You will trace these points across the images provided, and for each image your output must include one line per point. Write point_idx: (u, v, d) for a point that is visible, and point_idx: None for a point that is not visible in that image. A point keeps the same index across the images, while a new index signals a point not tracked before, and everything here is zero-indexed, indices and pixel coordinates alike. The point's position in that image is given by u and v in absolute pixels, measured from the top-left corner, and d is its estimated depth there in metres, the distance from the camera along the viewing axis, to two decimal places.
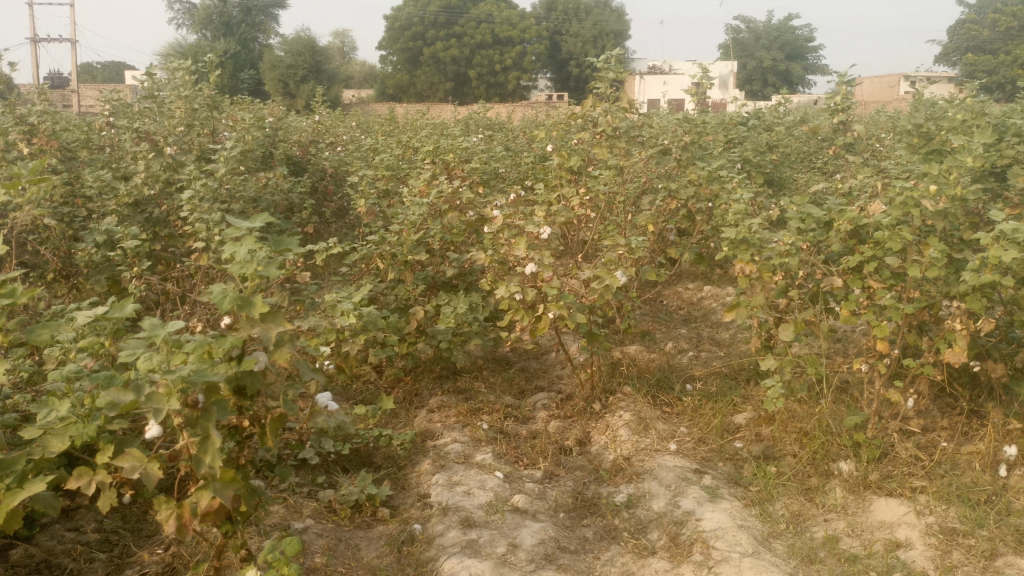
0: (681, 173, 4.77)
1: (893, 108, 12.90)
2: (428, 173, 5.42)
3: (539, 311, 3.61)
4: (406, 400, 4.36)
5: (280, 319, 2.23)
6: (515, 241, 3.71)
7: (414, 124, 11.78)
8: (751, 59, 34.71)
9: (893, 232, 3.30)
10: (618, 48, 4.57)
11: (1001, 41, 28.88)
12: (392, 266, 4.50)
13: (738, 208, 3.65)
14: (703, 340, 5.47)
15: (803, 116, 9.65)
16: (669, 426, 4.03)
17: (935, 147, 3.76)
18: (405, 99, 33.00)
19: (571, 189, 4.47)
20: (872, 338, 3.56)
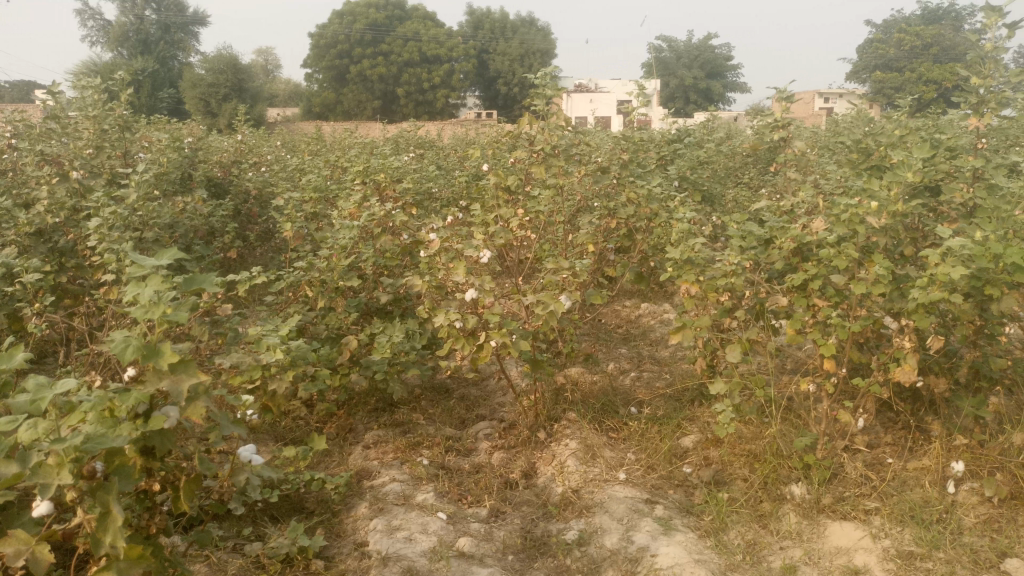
0: (620, 191, 4.68)
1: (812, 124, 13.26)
2: (359, 194, 5.19)
3: (481, 339, 3.41)
4: (340, 436, 4.18)
5: (192, 370, 2.07)
6: (453, 266, 3.53)
7: (342, 143, 11.49)
8: (675, 78, 35.52)
9: (838, 250, 3.25)
10: (553, 64, 4.45)
11: (906, 60, 30.29)
12: (322, 293, 4.25)
13: (681, 228, 3.57)
14: (643, 359, 5.39)
15: (730, 134, 9.79)
16: (616, 453, 3.90)
17: (873, 163, 3.76)
18: (332, 117, 32.50)
19: (509, 209, 4.32)
20: (818, 357, 3.51)
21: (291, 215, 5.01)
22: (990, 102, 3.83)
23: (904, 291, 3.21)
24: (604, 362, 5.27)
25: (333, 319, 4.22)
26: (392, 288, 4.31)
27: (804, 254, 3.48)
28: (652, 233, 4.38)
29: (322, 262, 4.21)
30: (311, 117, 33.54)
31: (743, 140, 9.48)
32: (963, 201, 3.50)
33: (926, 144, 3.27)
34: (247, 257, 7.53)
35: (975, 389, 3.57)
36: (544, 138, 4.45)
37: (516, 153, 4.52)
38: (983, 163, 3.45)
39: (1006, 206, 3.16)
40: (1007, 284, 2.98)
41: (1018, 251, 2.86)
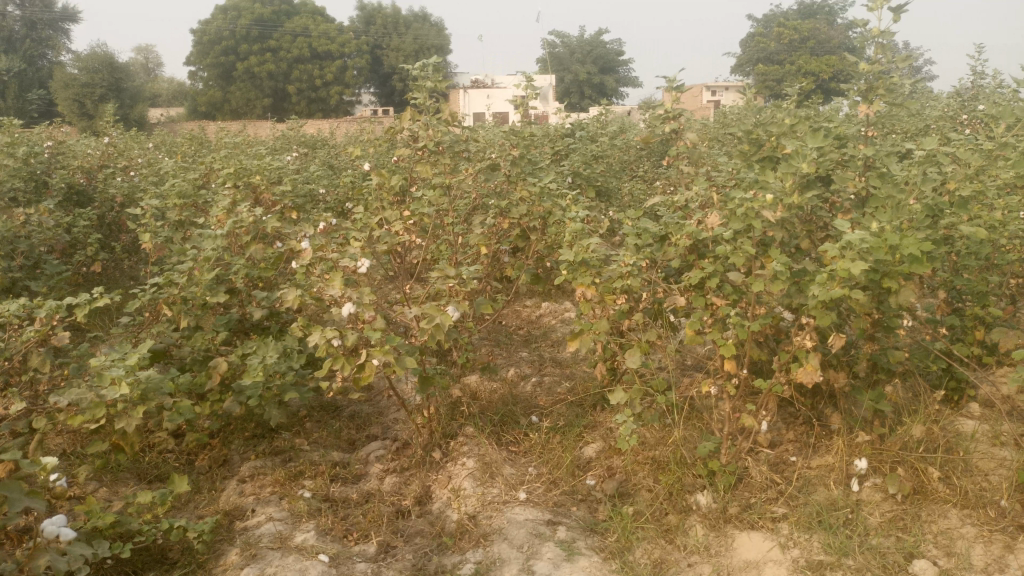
0: (510, 189, 4.43)
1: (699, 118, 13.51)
2: (230, 200, 4.75)
3: (361, 357, 3.07)
4: (212, 470, 3.80)
5: None
6: (328, 277, 3.13)
7: (223, 142, 10.81)
8: (569, 73, 35.82)
9: (735, 246, 3.10)
10: (434, 56, 4.15)
11: (786, 53, 31.51)
12: (185, 312, 3.82)
13: (575, 228, 3.34)
14: (544, 362, 5.18)
15: (624, 127, 9.75)
16: (517, 469, 3.67)
17: (766, 153, 3.65)
18: (218, 116, 31.09)
19: (393, 212, 4.00)
20: (718, 358, 3.36)
21: (152, 225, 4.52)
22: (878, 89, 3.79)
23: (804, 286, 3.09)
24: (504, 368, 5.03)
25: (198, 340, 3.79)
26: (266, 302, 3.91)
27: (701, 250, 3.32)
28: (547, 232, 4.16)
29: (183, 277, 3.77)
30: (196, 116, 32.02)
31: (636, 133, 9.46)
32: (856, 192, 3.43)
33: (820, 134, 3.16)
34: (117, 269, 6.90)
35: (874, 382, 3.52)
36: (427, 135, 4.15)
37: (398, 151, 4.19)
38: (875, 151, 3.37)
39: (899, 196, 3.09)
40: (903, 277, 2.90)
41: (914, 243, 2.78)
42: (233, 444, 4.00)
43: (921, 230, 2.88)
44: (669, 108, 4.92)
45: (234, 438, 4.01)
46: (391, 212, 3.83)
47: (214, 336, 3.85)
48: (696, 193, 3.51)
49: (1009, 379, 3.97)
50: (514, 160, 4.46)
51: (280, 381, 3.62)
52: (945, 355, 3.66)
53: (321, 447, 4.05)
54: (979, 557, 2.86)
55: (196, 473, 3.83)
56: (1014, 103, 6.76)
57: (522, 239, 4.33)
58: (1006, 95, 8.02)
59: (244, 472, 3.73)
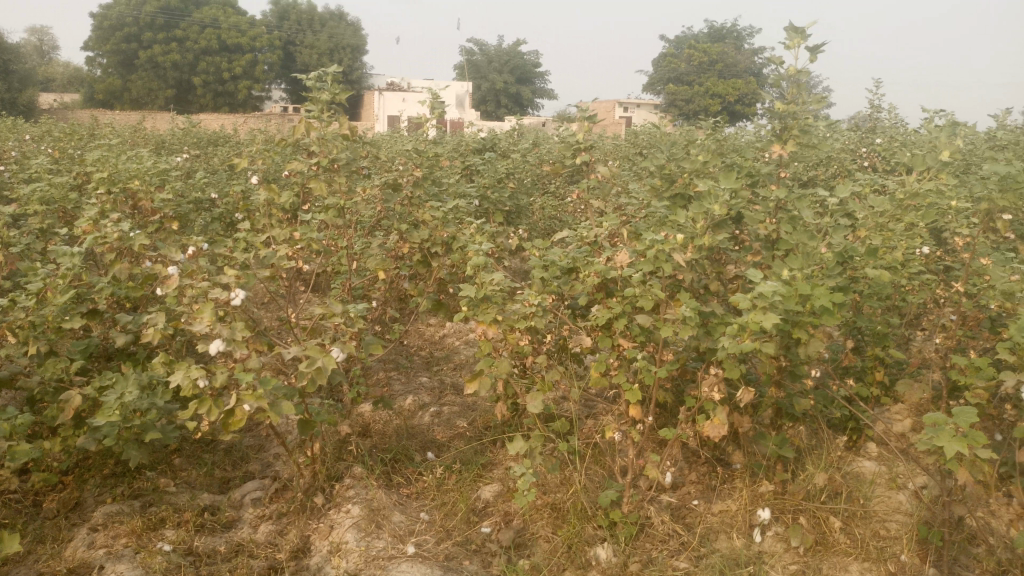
0: (412, 211, 4.15)
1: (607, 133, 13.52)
2: (99, 207, 4.26)
3: (231, 401, 2.73)
4: (60, 517, 3.41)
5: None
6: (197, 310, 2.78)
7: (110, 134, 10.06)
8: (485, 82, 35.73)
9: (643, 287, 2.93)
10: (331, 65, 3.83)
11: (696, 75, 32.31)
12: (33, 337, 3.37)
13: (476, 260, 3.10)
14: (445, 388, 4.92)
15: (536, 142, 9.60)
16: (406, 516, 3.40)
17: (677, 189, 3.51)
18: (117, 105, 29.44)
19: (280, 231, 3.66)
20: (623, 402, 3.19)
21: (5, 233, 4.00)
22: (791, 127, 3.71)
23: (712, 332, 2.95)
24: (401, 395, 4.74)
25: (48, 369, 3.35)
26: (132, 328, 3.50)
27: (609, 288, 3.14)
28: (448, 259, 3.91)
29: (31, 299, 3.32)
30: (92, 105, 30.27)
31: (548, 148, 9.33)
32: (766, 232, 3.32)
33: (732, 174, 3.02)
34: None
35: (779, 427, 3.42)
36: (321, 150, 3.82)
37: (289, 165, 3.85)
38: (786, 193, 3.28)
39: (810, 241, 2.98)
40: (813, 326, 2.79)
41: (824, 293, 2.67)
42: (89, 484, 3.59)
43: (831, 279, 2.79)
44: None
45: (91, 477, 3.61)
46: (278, 233, 3.50)
47: (68, 364, 3.42)
48: (605, 226, 3.33)
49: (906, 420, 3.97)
50: (416, 181, 4.18)
51: (141, 419, 3.23)
52: (848, 398, 3.61)
53: (191, 488, 3.66)
54: None
55: (42, 519, 3.41)
56: (910, 142, 6.95)
57: (423, 265, 4.06)
58: (904, 131, 8.26)
59: (97, 519, 3.33)
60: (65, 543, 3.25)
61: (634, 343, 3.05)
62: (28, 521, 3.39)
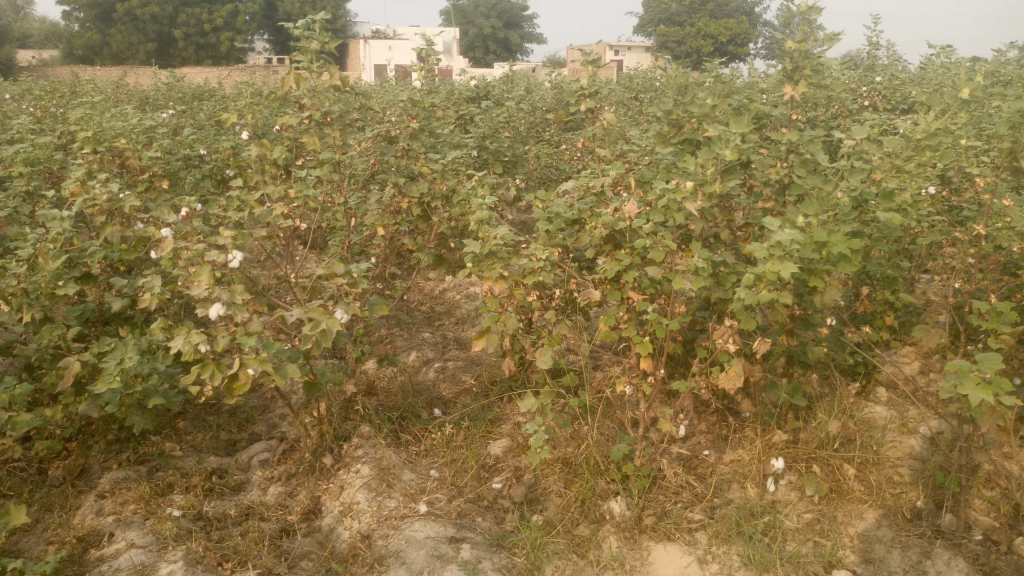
0: (410, 163, 4.03)
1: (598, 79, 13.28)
2: (85, 168, 4.12)
3: (234, 366, 2.66)
4: (67, 484, 3.39)
5: None
6: (194, 273, 2.68)
7: (91, 91, 9.79)
8: (473, 28, 34.96)
9: (653, 238, 2.84)
10: (321, 13, 3.66)
11: (687, 16, 31.66)
12: (26, 305, 3.28)
13: (480, 214, 3.00)
14: (448, 343, 4.87)
15: (529, 89, 9.38)
16: (416, 474, 3.38)
17: (685, 134, 3.40)
18: (97, 61, 28.76)
19: (275, 188, 3.54)
20: (633, 355, 3.13)
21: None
22: (802, 67, 3.59)
23: (725, 282, 2.88)
24: (404, 352, 4.68)
25: (45, 337, 3.28)
26: (128, 293, 3.41)
27: (617, 240, 3.05)
28: (449, 213, 3.80)
29: (21, 266, 3.22)
30: (71, 61, 29.60)
31: (541, 95, 9.12)
32: (778, 177, 3.22)
33: (745, 118, 2.91)
34: None
35: (790, 375, 3.38)
36: (313, 103, 3.67)
37: (281, 120, 3.71)
38: (798, 136, 3.18)
39: (825, 185, 2.89)
40: (828, 274, 2.72)
41: (841, 240, 2.59)
42: (93, 450, 3.55)
43: (848, 224, 2.70)
44: (585, 83, 4.27)
45: (94, 443, 3.57)
46: (273, 190, 3.38)
47: (64, 332, 3.35)
48: (612, 175, 3.23)
49: (915, 363, 3.94)
50: (413, 132, 4.04)
51: (142, 386, 3.16)
52: (859, 344, 3.57)
53: (197, 451, 3.63)
54: (897, 564, 2.79)
55: (48, 487, 3.38)
56: (913, 80, 6.80)
57: (423, 219, 3.95)
58: (905, 68, 8.09)
59: (104, 486, 3.29)
60: (73, 511, 3.22)
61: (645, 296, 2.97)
62: (34, 490, 3.36)
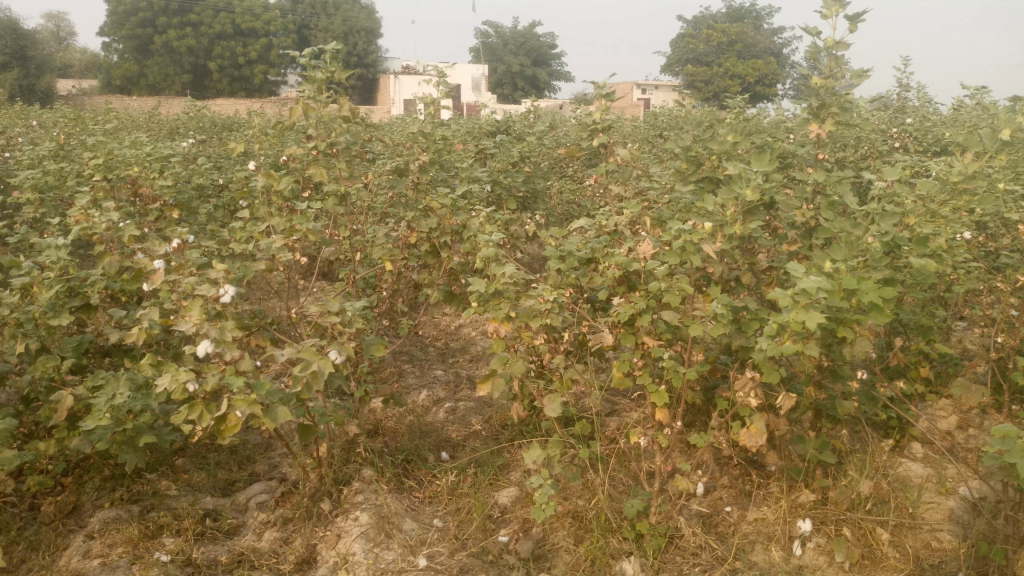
0: (421, 197, 3.91)
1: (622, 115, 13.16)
2: (92, 197, 4.06)
3: (223, 406, 2.52)
4: (58, 522, 3.25)
5: None
6: (185, 308, 2.56)
7: (118, 122, 9.88)
8: (501, 65, 35.33)
9: (670, 282, 2.68)
10: (331, 42, 3.58)
11: (714, 55, 31.71)
12: (19, 336, 3.16)
13: (487, 253, 2.86)
14: (460, 382, 4.71)
15: (552, 125, 9.31)
16: (418, 524, 3.20)
17: (706, 172, 3.25)
18: (133, 92, 29.40)
19: (280, 220, 3.43)
20: (648, 405, 2.95)
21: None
22: (830, 105, 3.43)
23: (746, 330, 2.71)
24: (414, 390, 4.53)
25: (37, 369, 3.15)
26: (124, 325, 3.30)
27: (632, 282, 2.89)
28: (460, 248, 3.67)
29: (15, 296, 3.13)
30: (108, 91, 30.26)
31: (565, 131, 9.05)
32: (804, 219, 3.05)
33: (767, 157, 2.76)
34: None
35: (816, 429, 3.17)
36: (320, 133, 3.57)
37: (288, 150, 3.62)
38: (826, 175, 3.01)
39: (855, 229, 2.71)
40: (859, 324, 2.53)
41: (873, 287, 2.40)
42: (87, 486, 3.42)
43: (879, 270, 2.52)
44: (599, 118, 4.33)
45: (89, 479, 3.44)
46: (276, 223, 3.27)
47: (58, 363, 3.22)
48: (627, 214, 3.08)
49: (950, 417, 3.71)
50: (424, 165, 3.93)
51: (133, 423, 3.03)
52: (891, 397, 3.35)
53: (193, 491, 3.49)
54: None
55: (38, 524, 3.24)
56: (946, 120, 6.61)
57: (432, 255, 3.83)
58: (937, 110, 7.90)
59: (92, 526, 3.15)
60: (60, 552, 3.07)
61: (660, 343, 2.81)
62: (24, 527, 3.22)
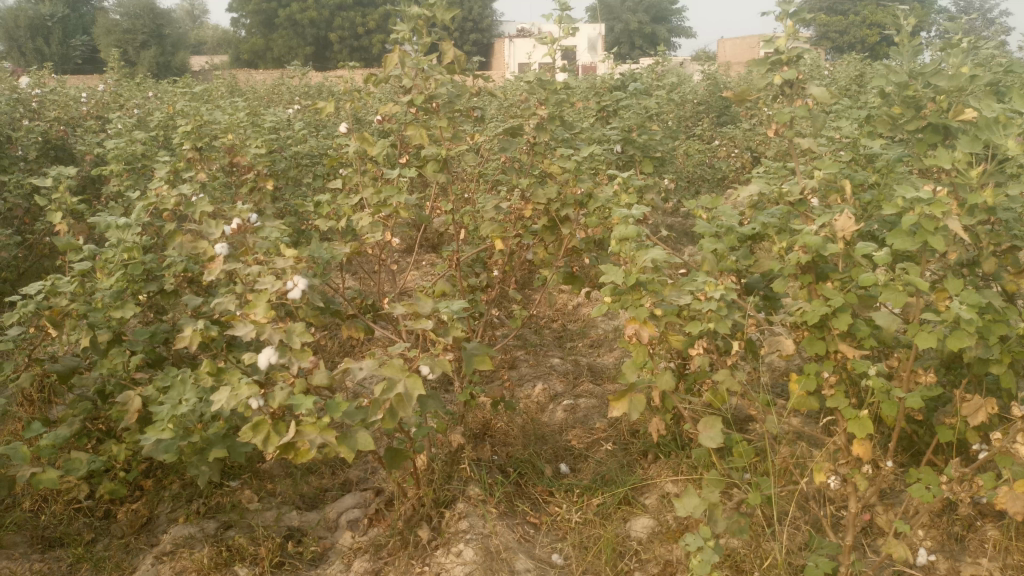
0: (537, 161, 3.25)
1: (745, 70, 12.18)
2: (173, 167, 3.65)
3: (291, 431, 1.98)
4: (131, 536, 2.86)
5: None
6: (247, 307, 2.03)
7: (232, 90, 9.74)
8: (618, 23, 33.94)
9: (887, 272, 1.91)
10: None
11: (852, 3, 29.19)
12: (83, 328, 2.78)
13: (626, 232, 2.16)
14: (581, 372, 4.08)
15: (679, 79, 8.40)
16: (533, 562, 2.63)
17: (925, 120, 2.42)
18: (260, 65, 30.18)
19: (371, 191, 2.86)
20: (839, 431, 2.21)
21: (70, 201, 3.47)
22: None
23: (993, 338, 1.92)
24: (528, 382, 3.94)
25: (105, 365, 2.77)
26: (198, 314, 2.86)
27: (821, 270, 2.15)
28: (585, 222, 3.00)
29: (76, 284, 2.72)
30: (238, 65, 31.20)
31: (693, 86, 8.13)
32: None
33: None
34: None
35: None
36: (415, 84, 2.95)
37: (382, 108, 3.03)
38: None
39: None
40: None
41: None
42: (165, 494, 3.01)
43: None
44: (782, 48, 2.50)
45: (168, 485, 3.04)
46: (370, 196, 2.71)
47: (128, 359, 2.82)
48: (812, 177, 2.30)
49: None
50: (542, 122, 3.24)
51: (202, 434, 2.58)
52: None
53: (279, 503, 3.03)
54: None
55: (110, 537, 2.86)
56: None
57: (550, 231, 3.17)
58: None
59: (164, 546, 2.74)
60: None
61: (862, 353, 2.06)
62: (96, 540, 2.86)
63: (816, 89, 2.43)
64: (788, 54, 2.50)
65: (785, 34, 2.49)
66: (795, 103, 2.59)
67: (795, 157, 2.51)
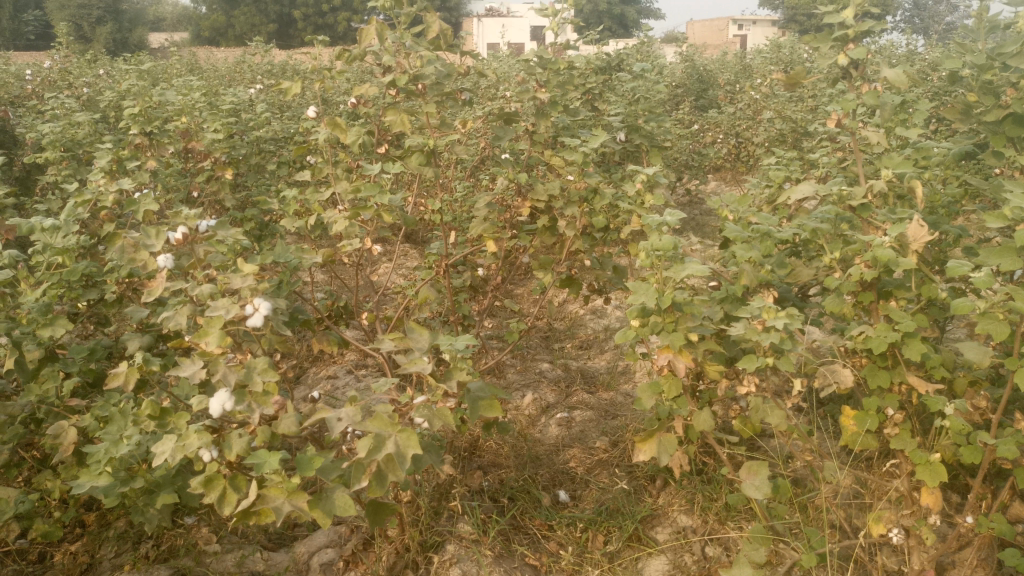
0: (534, 152, 2.88)
1: (722, 53, 11.87)
2: (116, 155, 3.20)
3: (253, 493, 1.60)
4: None
5: None
6: (199, 339, 1.64)
7: (190, 67, 9.15)
8: (588, 4, 33.44)
9: (982, 299, 1.58)
10: None
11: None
12: (6, 348, 2.35)
13: (661, 243, 1.80)
14: (574, 378, 3.73)
15: (661, 60, 8.05)
16: None
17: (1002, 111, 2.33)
18: (221, 42, 29.19)
19: (345, 186, 2.46)
20: (903, 476, 1.88)
21: None
22: None
23: None
24: (517, 392, 3.58)
25: (33, 391, 2.35)
26: (144, 329, 2.44)
27: (885, 286, 1.85)
28: (589, 222, 2.64)
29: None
30: (199, 42, 30.17)
31: (678, 68, 7.75)
32: None
33: None
34: None
35: None
36: (398, 62, 2.54)
37: (359, 90, 2.62)
38: None
39: None
40: None
41: None
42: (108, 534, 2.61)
43: None
44: (853, 21, 2.13)
45: (112, 523, 2.62)
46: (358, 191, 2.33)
47: (60, 383, 2.39)
48: (880, 178, 2.01)
49: None
50: (541, 107, 2.87)
51: (147, 476, 2.18)
52: None
53: (240, 542, 2.64)
54: None
55: None
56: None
57: (549, 232, 2.81)
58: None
59: None
60: None
61: (938, 389, 1.74)
62: None
63: (891, 71, 2.10)
64: (856, 29, 2.13)
65: (853, 5, 2.13)
66: (858, 88, 2.25)
67: (859, 152, 2.23)
